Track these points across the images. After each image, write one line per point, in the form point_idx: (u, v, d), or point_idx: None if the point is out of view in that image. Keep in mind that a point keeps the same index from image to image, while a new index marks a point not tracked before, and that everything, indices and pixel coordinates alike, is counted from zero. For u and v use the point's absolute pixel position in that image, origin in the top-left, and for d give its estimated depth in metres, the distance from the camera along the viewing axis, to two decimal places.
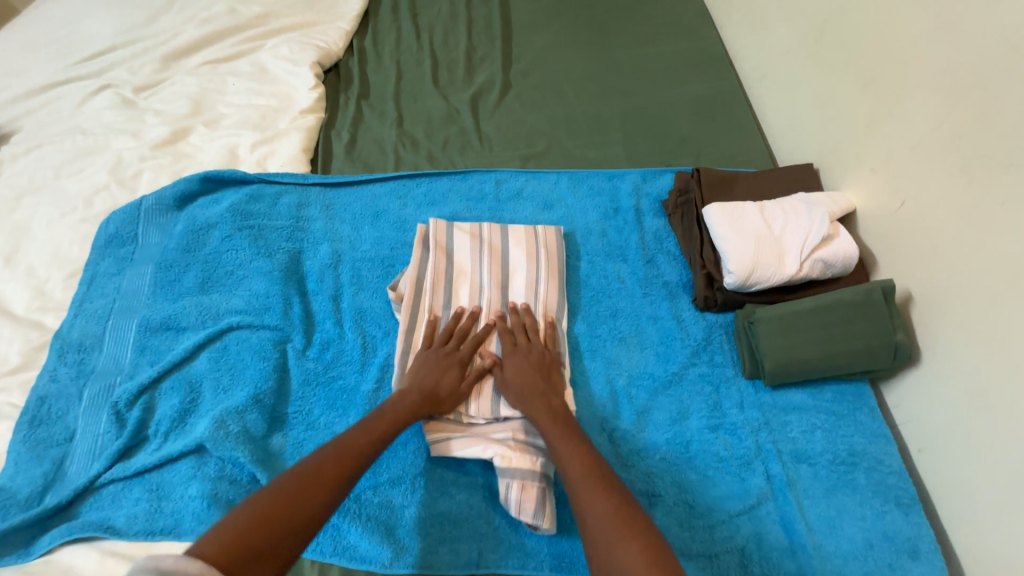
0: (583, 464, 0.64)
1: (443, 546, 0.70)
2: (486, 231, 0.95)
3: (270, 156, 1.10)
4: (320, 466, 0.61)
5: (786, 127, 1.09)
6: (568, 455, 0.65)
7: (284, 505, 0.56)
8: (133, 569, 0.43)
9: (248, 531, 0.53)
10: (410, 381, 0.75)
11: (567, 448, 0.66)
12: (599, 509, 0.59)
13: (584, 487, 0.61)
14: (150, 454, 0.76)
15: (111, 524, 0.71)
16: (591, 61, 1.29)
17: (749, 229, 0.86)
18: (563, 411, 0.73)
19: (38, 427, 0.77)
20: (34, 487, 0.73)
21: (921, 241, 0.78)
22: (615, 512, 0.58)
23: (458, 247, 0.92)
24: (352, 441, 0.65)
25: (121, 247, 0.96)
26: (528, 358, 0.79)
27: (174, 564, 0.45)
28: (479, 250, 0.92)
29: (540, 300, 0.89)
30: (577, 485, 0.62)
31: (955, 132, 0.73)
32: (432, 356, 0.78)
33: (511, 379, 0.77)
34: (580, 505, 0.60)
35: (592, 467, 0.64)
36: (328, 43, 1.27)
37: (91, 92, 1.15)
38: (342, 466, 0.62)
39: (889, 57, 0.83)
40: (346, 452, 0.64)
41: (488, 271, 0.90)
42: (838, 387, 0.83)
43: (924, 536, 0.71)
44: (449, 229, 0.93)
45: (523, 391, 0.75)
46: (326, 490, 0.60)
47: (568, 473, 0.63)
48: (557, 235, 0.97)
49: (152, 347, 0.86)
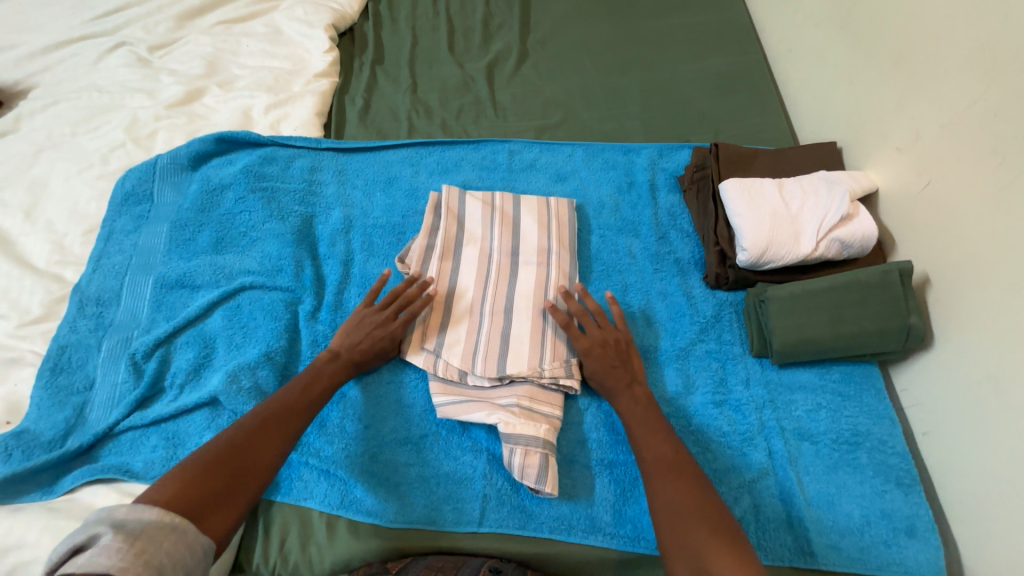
0: (666, 449, 0.67)
1: (447, 505, 0.72)
2: (498, 199, 0.94)
3: (283, 119, 1.09)
4: (263, 426, 0.64)
5: (810, 103, 1.05)
6: (648, 439, 0.69)
7: (234, 455, 0.60)
8: (88, 520, 0.48)
9: (197, 479, 0.56)
10: (341, 342, 0.77)
11: (648, 432, 0.69)
12: (675, 492, 0.62)
13: (660, 469, 0.65)
14: (166, 404, 0.78)
15: (130, 468, 0.73)
16: (611, 31, 1.25)
17: (766, 207, 0.85)
18: (646, 399, 0.74)
19: (59, 375, 0.80)
20: (57, 431, 0.76)
21: (945, 223, 0.76)
22: (691, 497, 0.61)
23: (469, 214, 0.92)
24: (290, 402, 0.69)
25: (137, 205, 0.97)
26: (606, 349, 0.77)
27: (128, 515, 0.49)
28: (490, 218, 0.92)
29: (552, 265, 0.88)
30: (655, 467, 0.65)
31: (989, 111, 0.70)
32: (367, 322, 0.79)
33: (593, 361, 0.76)
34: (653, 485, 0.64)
35: (675, 454, 0.66)
36: (343, 5, 1.24)
37: (106, 50, 1.14)
38: (286, 425, 0.66)
39: (925, 30, 0.79)
40: (285, 409, 0.67)
41: (499, 240, 0.90)
42: (846, 368, 0.83)
43: (922, 515, 0.72)
44: (460, 198, 0.93)
45: (605, 374, 0.76)
46: (273, 446, 0.64)
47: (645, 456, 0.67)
48: (569, 208, 0.96)
49: (168, 304, 0.88)
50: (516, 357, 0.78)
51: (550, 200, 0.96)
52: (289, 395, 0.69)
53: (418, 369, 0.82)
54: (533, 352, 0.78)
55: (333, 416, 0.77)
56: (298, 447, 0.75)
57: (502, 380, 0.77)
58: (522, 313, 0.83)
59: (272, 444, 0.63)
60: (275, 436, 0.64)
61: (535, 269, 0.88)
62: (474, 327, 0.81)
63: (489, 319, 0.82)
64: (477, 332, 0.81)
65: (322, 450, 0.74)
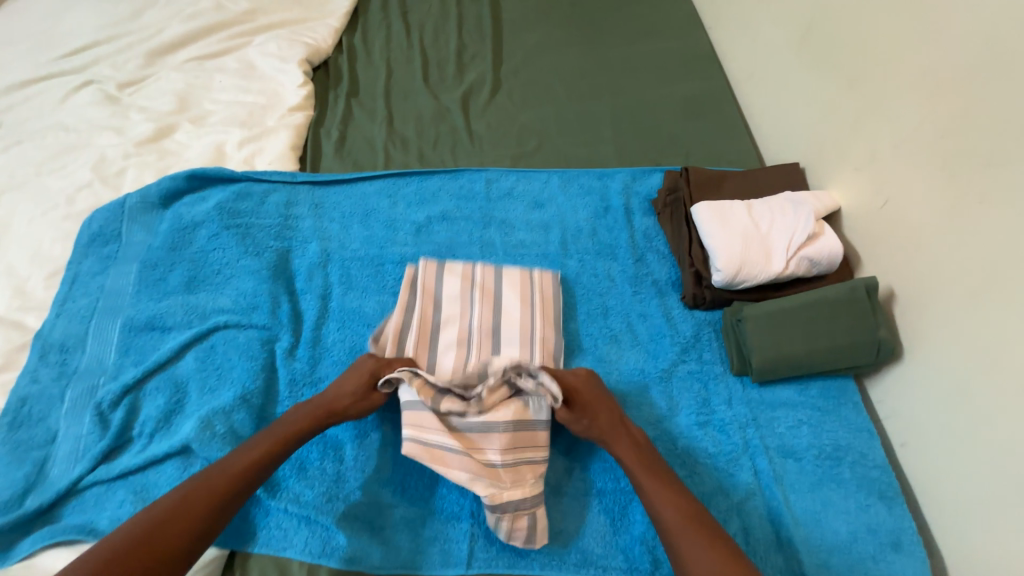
0: (682, 510, 0.65)
1: (434, 546, 0.70)
2: (478, 272, 0.91)
3: (258, 154, 1.09)
4: (203, 491, 0.63)
5: (772, 125, 1.10)
6: (663, 502, 0.66)
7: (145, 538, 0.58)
8: None
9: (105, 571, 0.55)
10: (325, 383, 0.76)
11: (664, 493, 0.66)
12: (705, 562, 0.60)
13: (684, 535, 0.62)
14: (134, 455, 0.75)
15: (94, 527, 0.69)
16: (581, 60, 1.29)
17: (737, 227, 0.87)
18: (646, 446, 0.72)
19: (19, 429, 0.76)
20: (15, 490, 0.71)
21: (905, 239, 0.79)
22: (721, 571, 0.59)
23: (447, 293, 0.87)
24: (238, 463, 0.66)
25: (105, 245, 0.94)
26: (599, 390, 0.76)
27: None
28: (470, 295, 0.88)
29: (537, 344, 0.84)
30: (677, 533, 0.63)
31: (937, 132, 0.74)
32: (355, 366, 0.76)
33: (580, 401, 0.74)
34: (679, 556, 0.62)
35: (692, 517, 0.64)
36: (317, 40, 1.26)
37: (74, 88, 1.13)
38: (210, 493, 0.63)
39: (872, 58, 0.84)
40: (231, 471, 0.65)
41: (479, 315, 0.86)
42: (823, 382, 0.84)
43: (906, 528, 0.72)
44: (437, 276, 0.89)
45: (601, 419, 0.73)
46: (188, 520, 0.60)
47: (663, 519, 0.64)
48: (552, 283, 0.92)
49: (137, 347, 0.85)
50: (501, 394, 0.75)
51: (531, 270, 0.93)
52: (237, 456, 0.67)
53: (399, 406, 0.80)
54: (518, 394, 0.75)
55: (313, 458, 0.75)
56: (276, 493, 0.72)
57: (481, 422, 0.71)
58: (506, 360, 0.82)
59: (186, 517, 0.60)
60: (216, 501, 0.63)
61: (518, 349, 0.83)
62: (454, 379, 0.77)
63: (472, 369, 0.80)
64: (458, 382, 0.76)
65: (301, 495, 0.72)
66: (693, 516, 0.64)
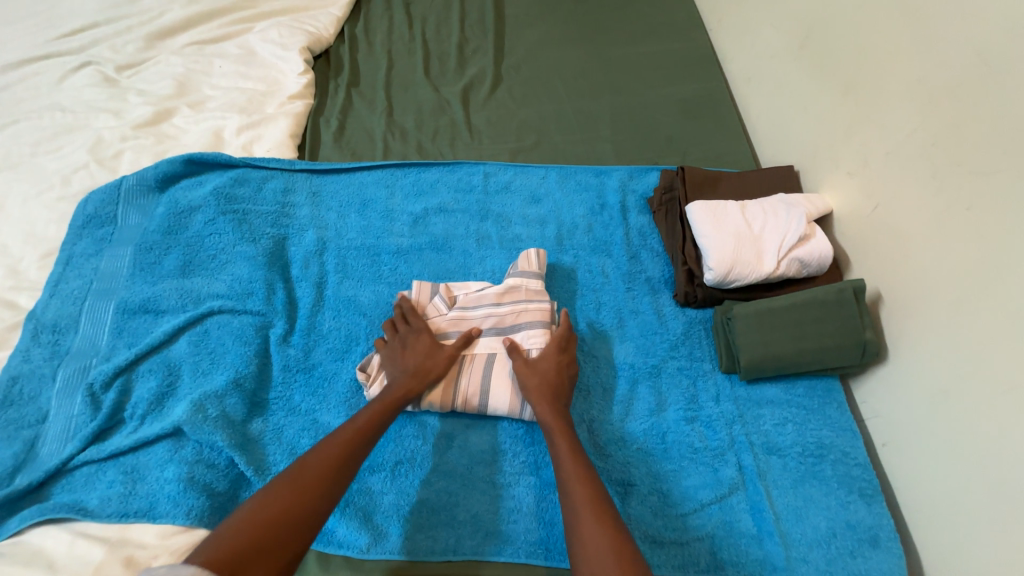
0: (589, 488, 0.64)
1: (421, 533, 0.71)
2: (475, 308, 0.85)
3: (256, 141, 1.09)
4: (295, 496, 0.60)
5: (768, 129, 1.11)
6: (574, 480, 0.65)
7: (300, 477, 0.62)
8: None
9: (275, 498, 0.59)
10: (394, 371, 0.77)
11: (576, 472, 0.66)
12: (597, 537, 0.59)
13: (584, 510, 0.62)
14: (126, 436, 0.75)
15: (84, 505, 0.69)
16: (582, 58, 1.30)
17: (730, 227, 0.88)
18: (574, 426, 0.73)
19: (9, 409, 0.76)
20: (5, 468, 0.71)
21: (893, 243, 0.81)
22: (614, 545, 0.58)
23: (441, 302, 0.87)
24: (362, 428, 0.69)
25: (100, 227, 0.94)
26: (566, 367, 0.79)
27: None
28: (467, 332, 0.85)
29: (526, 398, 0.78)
30: (579, 511, 0.62)
31: (927, 141, 0.76)
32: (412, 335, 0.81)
33: (535, 366, 0.78)
34: (575, 527, 0.61)
35: (597, 496, 0.64)
36: (319, 29, 1.25)
37: (72, 69, 1.12)
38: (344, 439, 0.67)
39: (867, 65, 0.85)
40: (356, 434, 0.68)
41: (468, 364, 0.81)
42: (809, 382, 0.86)
43: (884, 525, 0.74)
44: (428, 300, 0.87)
45: (545, 387, 0.76)
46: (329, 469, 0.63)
47: (572, 493, 0.64)
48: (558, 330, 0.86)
49: (130, 330, 0.85)
50: (493, 395, 0.78)
51: (522, 302, 0.85)
52: (311, 459, 0.64)
53: (451, 414, 0.80)
54: (514, 396, 0.78)
55: (304, 443, 0.78)
56: (265, 476, 0.74)
57: (487, 412, 0.79)
58: (503, 360, 0.81)
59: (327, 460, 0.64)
60: (309, 502, 0.60)
61: (506, 398, 0.78)
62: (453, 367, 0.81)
63: (473, 355, 0.82)
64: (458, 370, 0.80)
65: None
66: (593, 494, 0.64)
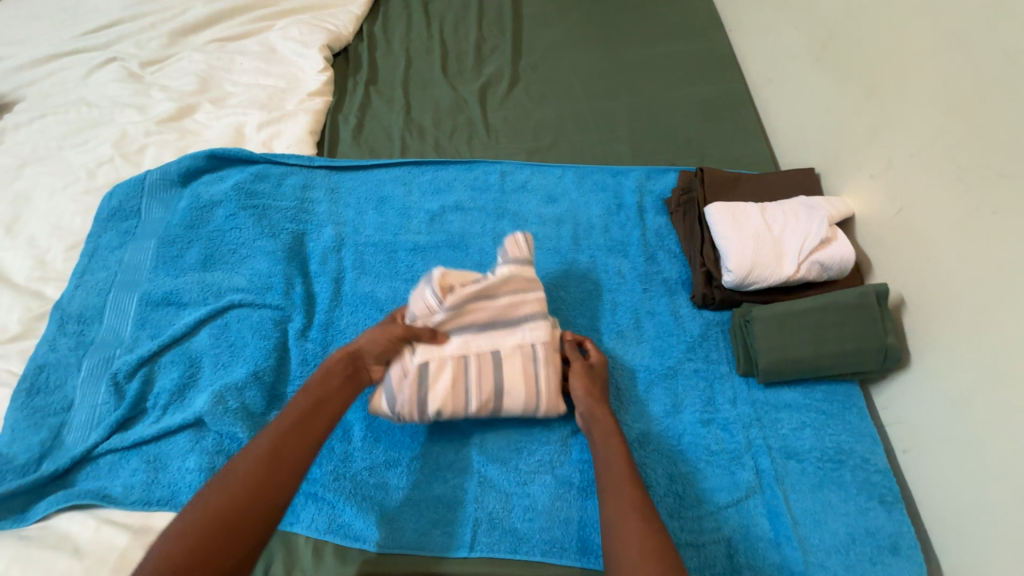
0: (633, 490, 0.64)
1: (437, 529, 0.72)
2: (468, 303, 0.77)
3: (276, 137, 1.10)
4: (227, 498, 0.57)
5: (789, 131, 1.10)
6: (619, 481, 0.65)
7: (231, 477, 0.59)
8: None
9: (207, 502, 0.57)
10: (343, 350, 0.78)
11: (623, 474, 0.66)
12: (636, 536, 0.59)
13: (626, 511, 0.62)
14: (149, 426, 0.77)
15: (108, 492, 0.71)
16: (599, 57, 1.29)
17: (750, 230, 0.87)
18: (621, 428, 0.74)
19: (35, 396, 0.77)
20: (32, 454, 0.73)
21: (917, 246, 0.80)
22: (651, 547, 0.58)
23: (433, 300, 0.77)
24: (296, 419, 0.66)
25: (124, 221, 0.96)
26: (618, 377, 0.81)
27: None
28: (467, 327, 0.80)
29: (542, 393, 0.76)
30: (619, 512, 0.62)
31: (953, 142, 0.74)
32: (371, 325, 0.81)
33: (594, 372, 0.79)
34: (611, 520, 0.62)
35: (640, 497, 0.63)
36: (339, 27, 1.26)
37: (97, 64, 1.14)
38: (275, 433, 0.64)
39: (891, 67, 0.84)
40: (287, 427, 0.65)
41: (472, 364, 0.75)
42: (828, 387, 0.85)
43: (905, 533, 0.73)
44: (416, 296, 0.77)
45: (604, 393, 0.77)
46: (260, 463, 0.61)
47: (614, 492, 0.64)
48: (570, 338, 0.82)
49: (152, 322, 0.87)
50: (512, 401, 0.76)
51: (521, 292, 0.80)
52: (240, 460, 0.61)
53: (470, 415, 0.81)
54: (529, 396, 0.76)
55: None
56: None
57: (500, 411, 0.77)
58: (510, 354, 0.77)
59: (256, 456, 0.61)
60: (241, 501, 0.57)
61: (519, 395, 0.76)
62: (456, 368, 0.75)
63: (476, 353, 0.76)
64: (465, 372, 0.75)
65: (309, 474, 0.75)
66: (641, 498, 0.63)
